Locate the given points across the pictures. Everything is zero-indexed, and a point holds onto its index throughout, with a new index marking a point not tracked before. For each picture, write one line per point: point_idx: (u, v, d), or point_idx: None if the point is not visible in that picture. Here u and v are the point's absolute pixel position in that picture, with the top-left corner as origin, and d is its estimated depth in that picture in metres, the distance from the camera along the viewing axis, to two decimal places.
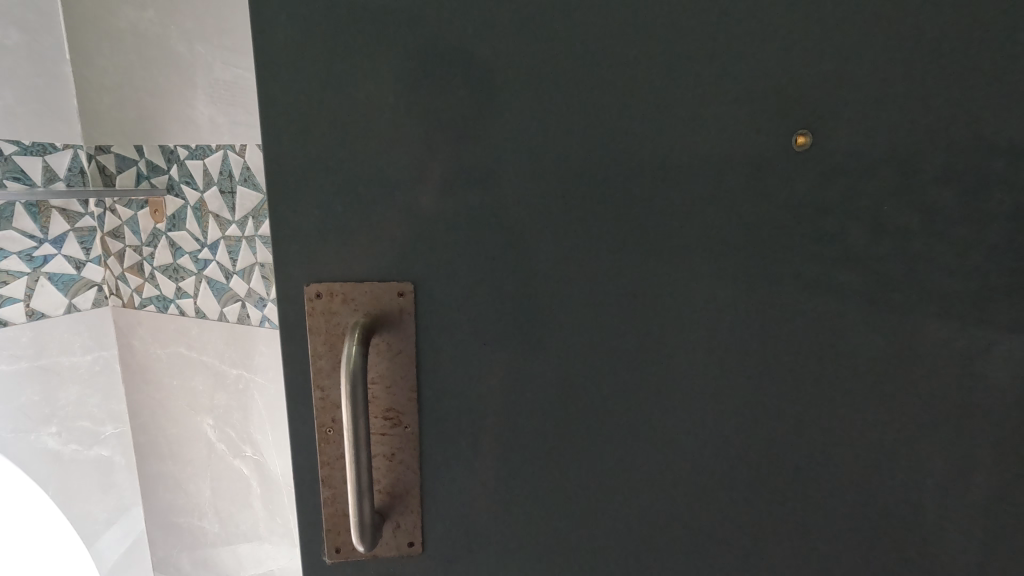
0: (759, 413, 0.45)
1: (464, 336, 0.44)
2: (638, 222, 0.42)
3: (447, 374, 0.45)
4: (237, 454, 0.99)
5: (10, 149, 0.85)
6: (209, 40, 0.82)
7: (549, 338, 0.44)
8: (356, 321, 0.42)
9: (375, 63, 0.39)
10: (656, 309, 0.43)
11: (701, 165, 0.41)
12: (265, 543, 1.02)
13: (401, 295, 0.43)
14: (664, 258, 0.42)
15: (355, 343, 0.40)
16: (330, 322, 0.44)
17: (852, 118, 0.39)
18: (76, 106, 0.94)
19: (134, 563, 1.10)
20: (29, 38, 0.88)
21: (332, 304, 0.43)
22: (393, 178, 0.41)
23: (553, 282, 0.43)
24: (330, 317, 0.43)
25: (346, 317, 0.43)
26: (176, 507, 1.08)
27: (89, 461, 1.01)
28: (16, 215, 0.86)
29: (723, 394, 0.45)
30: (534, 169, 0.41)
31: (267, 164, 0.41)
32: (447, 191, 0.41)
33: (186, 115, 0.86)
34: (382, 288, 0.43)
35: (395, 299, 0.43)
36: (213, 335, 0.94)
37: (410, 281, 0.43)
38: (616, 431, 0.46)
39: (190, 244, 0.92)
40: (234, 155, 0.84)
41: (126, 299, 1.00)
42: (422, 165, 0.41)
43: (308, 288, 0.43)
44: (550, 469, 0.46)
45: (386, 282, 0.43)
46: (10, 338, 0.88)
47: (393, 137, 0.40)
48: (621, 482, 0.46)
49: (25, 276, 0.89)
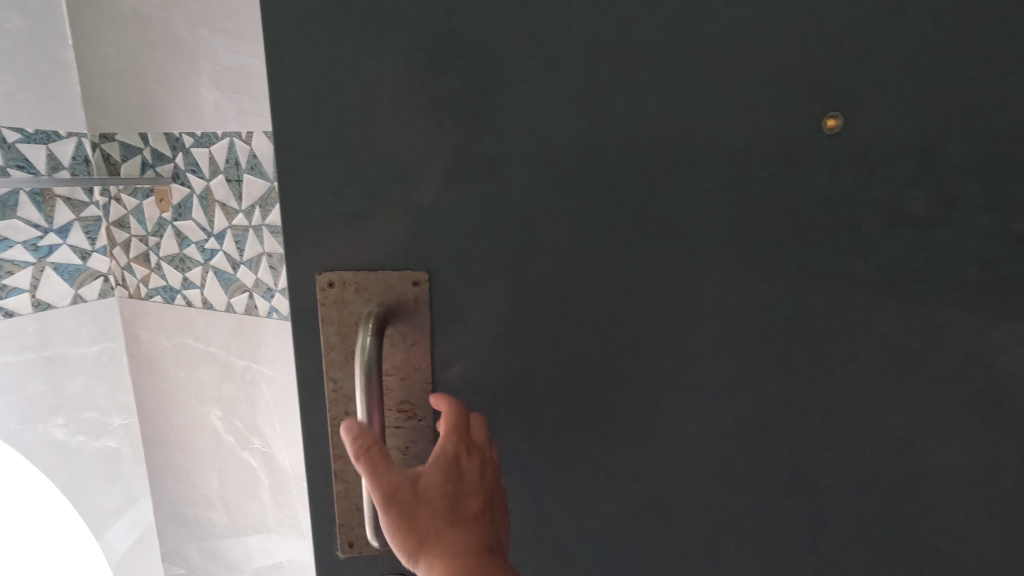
0: (799, 418, 0.41)
1: (473, 329, 0.43)
2: (672, 211, 0.40)
3: (464, 366, 0.43)
4: (245, 446, 0.98)
5: (14, 136, 0.84)
6: (214, 25, 0.80)
7: (559, 331, 0.42)
8: (369, 311, 0.41)
9: (383, 43, 0.38)
10: (692, 301, 0.42)
11: (738, 150, 0.39)
12: (274, 535, 1.01)
13: (415, 284, 0.42)
14: (694, 249, 0.41)
15: (369, 333, 0.39)
16: (342, 312, 0.42)
17: (890, 98, 0.36)
18: (80, 93, 0.92)
19: (142, 554, 1.10)
20: (31, 23, 0.86)
21: (344, 293, 0.42)
22: (400, 165, 0.39)
23: (577, 273, 0.42)
24: (341, 307, 0.42)
25: (358, 307, 0.42)
26: (184, 499, 1.07)
27: (97, 452, 1.00)
28: (20, 205, 0.85)
29: (747, 395, 0.42)
30: (560, 153, 0.40)
31: (279, 150, 0.39)
32: (455, 178, 0.40)
33: (192, 102, 0.84)
34: (398, 276, 0.41)
35: (409, 288, 0.42)
36: (221, 326, 0.93)
37: (424, 271, 0.41)
38: (629, 431, 0.44)
39: (196, 233, 0.90)
40: (241, 142, 0.82)
41: (132, 290, 0.99)
42: (439, 152, 0.39)
43: (320, 277, 0.41)
44: (562, 466, 0.45)
45: (398, 271, 0.41)
46: (17, 329, 0.87)
47: (406, 120, 0.38)
48: (646, 483, 0.44)
49: (31, 266, 0.88)
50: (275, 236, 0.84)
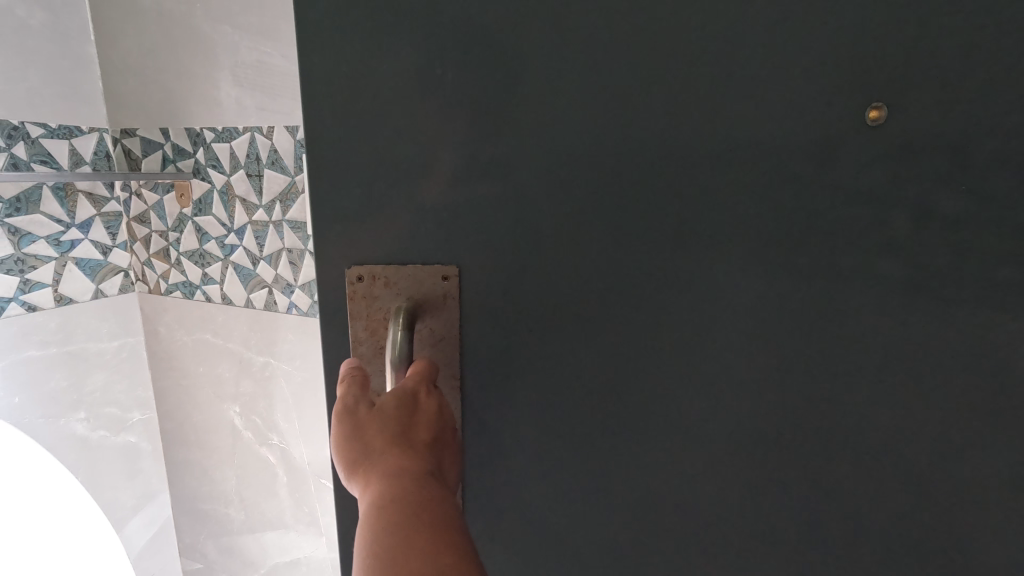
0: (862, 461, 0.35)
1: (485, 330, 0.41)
2: (711, 214, 0.34)
3: (488, 368, 0.41)
4: (263, 442, 0.98)
5: (37, 131, 0.84)
6: (235, 20, 0.80)
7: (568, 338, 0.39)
8: (398, 306, 0.40)
9: (396, 27, 0.36)
10: (747, 319, 0.35)
11: (805, 139, 0.32)
12: (291, 531, 1.01)
13: (445, 279, 0.40)
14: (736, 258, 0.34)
15: (399, 327, 0.38)
16: (372, 306, 0.41)
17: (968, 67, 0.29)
18: (102, 89, 0.92)
19: (160, 549, 1.11)
20: (54, 19, 0.86)
21: (374, 286, 0.41)
22: (409, 155, 0.38)
23: (611, 273, 0.37)
24: (371, 301, 0.41)
25: (388, 301, 0.41)
26: (201, 495, 1.08)
27: (116, 447, 1.01)
28: (43, 199, 0.85)
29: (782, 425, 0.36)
30: (586, 142, 0.35)
31: (309, 141, 0.39)
32: (458, 170, 0.38)
33: (213, 97, 0.84)
34: (425, 271, 0.40)
35: (438, 283, 0.40)
36: (240, 322, 0.93)
37: (455, 265, 0.40)
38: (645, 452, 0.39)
39: (217, 229, 0.90)
40: (262, 137, 0.82)
41: (152, 285, 0.99)
42: (464, 144, 0.37)
43: (351, 270, 0.41)
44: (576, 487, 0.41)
45: (428, 264, 0.40)
46: (40, 323, 0.87)
47: (421, 108, 0.37)
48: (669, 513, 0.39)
49: (54, 261, 0.88)
50: (296, 231, 0.83)
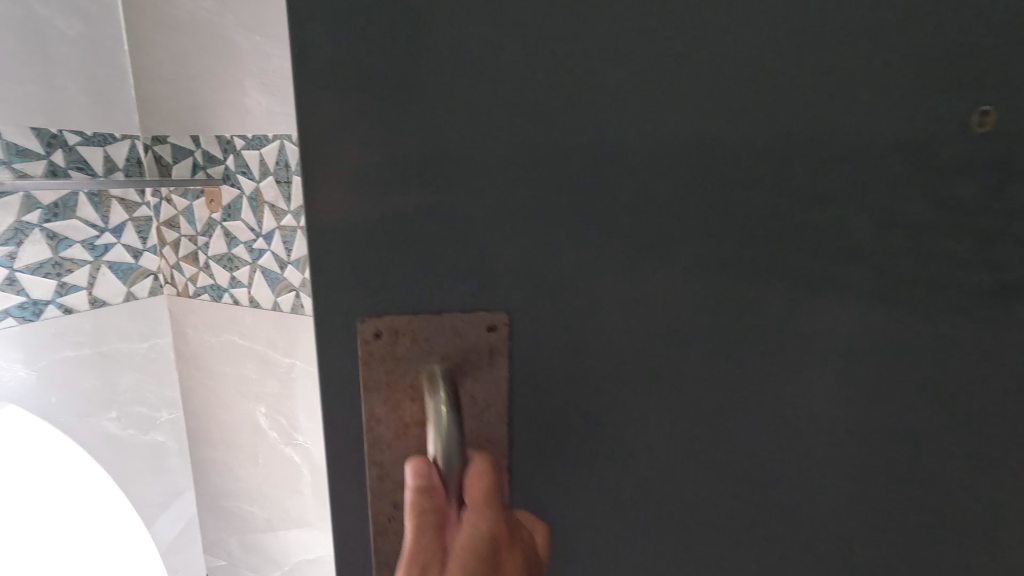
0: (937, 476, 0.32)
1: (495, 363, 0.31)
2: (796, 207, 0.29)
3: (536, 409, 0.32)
4: (288, 442, 1.00)
5: (74, 139, 0.86)
6: (267, 30, 0.82)
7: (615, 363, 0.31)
8: (432, 371, 0.30)
9: None
10: (840, 363, 0.31)
11: (894, 134, 0.28)
12: (314, 529, 1.03)
13: (491, 329, 0.30)
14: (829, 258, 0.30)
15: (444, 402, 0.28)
16: (391, 372, 0.30)
17: None
18: (133, 97, 0.95)
19: (185, 545, 1.14)
20: (90, 29, 0.88)
21: (394, 345, 0.30)
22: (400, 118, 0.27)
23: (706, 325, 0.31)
24: (391, 365, 0.30)
25: (415, 363, 0.30)
26: (226, 492, 1.10)
27: (145, 445, 1.03)
28: (79, 205, 0.88)
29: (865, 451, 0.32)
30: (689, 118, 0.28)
31: None
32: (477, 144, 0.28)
33: (243, 106, 0.86)
34: (468, 317, 0.30)
35: (484, 334, 0.30)
36: (267, 324, 0.95)
37: (502, 311, 0.30)
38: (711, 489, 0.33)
39: (245, 234, 0.92)
40: (292, 145, 0.84)
41: (180, 288, 1.02)
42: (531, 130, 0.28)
43: (363, 324, 0.29)
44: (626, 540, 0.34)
45: (470, 311, 0.30)
46: (74, 325, 0.90)
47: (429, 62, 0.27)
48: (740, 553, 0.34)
49: (88, 264, 0.91)
50: None
